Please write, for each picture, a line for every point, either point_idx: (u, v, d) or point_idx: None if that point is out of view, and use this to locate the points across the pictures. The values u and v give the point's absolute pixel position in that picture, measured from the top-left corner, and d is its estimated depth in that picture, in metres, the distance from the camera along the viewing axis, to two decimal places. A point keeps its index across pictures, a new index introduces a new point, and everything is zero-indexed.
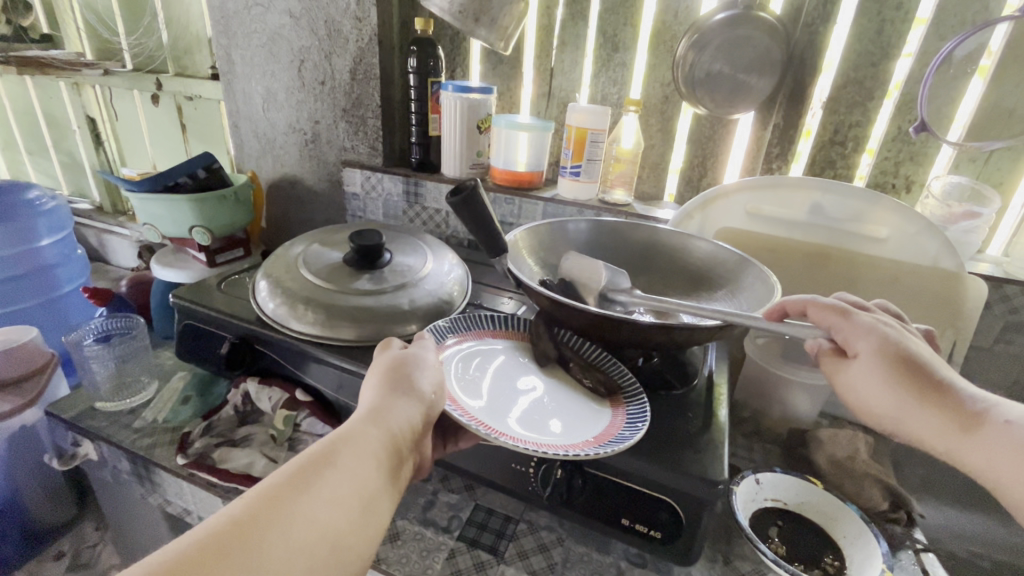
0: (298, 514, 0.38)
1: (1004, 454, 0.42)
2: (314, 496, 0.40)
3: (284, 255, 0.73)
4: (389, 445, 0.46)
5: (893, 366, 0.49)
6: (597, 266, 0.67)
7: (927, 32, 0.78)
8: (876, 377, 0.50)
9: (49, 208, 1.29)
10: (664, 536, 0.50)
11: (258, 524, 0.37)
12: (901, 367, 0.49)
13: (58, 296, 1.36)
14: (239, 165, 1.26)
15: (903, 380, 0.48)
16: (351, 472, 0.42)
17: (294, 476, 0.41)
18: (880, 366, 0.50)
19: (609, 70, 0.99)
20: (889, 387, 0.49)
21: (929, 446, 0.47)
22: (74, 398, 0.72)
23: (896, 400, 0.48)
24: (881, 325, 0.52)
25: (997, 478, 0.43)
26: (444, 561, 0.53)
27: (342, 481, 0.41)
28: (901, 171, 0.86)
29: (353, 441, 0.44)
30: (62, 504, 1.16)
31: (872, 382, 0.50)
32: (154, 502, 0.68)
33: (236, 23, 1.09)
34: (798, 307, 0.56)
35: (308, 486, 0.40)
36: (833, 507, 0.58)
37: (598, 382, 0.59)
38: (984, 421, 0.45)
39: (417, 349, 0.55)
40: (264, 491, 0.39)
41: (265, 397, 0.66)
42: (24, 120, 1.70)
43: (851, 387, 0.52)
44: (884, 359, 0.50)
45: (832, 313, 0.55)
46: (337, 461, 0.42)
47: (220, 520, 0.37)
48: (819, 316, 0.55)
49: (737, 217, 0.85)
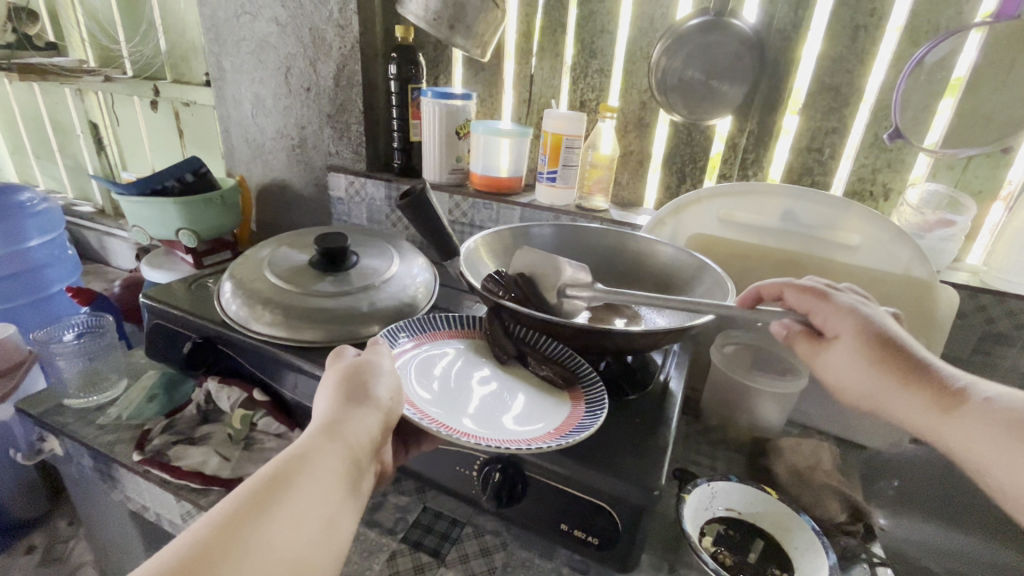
0: (257, 543, 0.36)
1: (976, 432, 0.44)
2: (271, 521, 0.37)
3: (251, 258, 0.75)
4: (349, 459, 0.44)
5: (868, 346, 0.53)
6: (554, 259, 0.66)
7: (901, 37, 0.77)
8: (851, 358, 0.53)
9: (40, 210, 1.35)
10: (602, 542, 0.50)
11: (210, 558, 0.34)
12: (876, 347, 0.52)
13: (47, 296, 1.40)
14: (229, 170, 1.29)
15: (877, 361, 0.52)
16: (311, 492, 0.40)
17: (247, 504, 0.38)
18: (855, 347, 0.53)
19: (587, 78, 0.99)
20: (865, 367, 0.52)
21: (905, 425, 0.50)
22: (45, 395, 0.74)
23: (872, 380, 0.52)
24: (857, 306, 0.55)
25: (972, 455, 0.44)
26: (384, 562, 0.54)
27: (303, 502, 0.39)
28: (878, 178, 0.85)
29: (311, 460, 0.42)
30: (33, 496, 1.21)
31: (847, 365, 0.54)
32: (116, 499, 0.70)
33: (226, 31, 1.12)
34: (773, 291, 0.61)
35: (263, 513, 0.37)
36: (787, 518, 0.57)
37: (556, 373, 0.59)
38: (960, 398, 0.47)
39: (373, 355, 0.54)
40: (212, 526, 0.36)
41: (224, 395, 0.67)
42: (32, 126, 1.76)
43: (831, 368, 0.55)
44: (858, 340, 0.53)
45: (809, 295, 0.58)
46: (296, 481, 0.40)
47: (165, 561, 0.33)
48: (795, 299, 0.59)
49: (710, 223, 0.84)
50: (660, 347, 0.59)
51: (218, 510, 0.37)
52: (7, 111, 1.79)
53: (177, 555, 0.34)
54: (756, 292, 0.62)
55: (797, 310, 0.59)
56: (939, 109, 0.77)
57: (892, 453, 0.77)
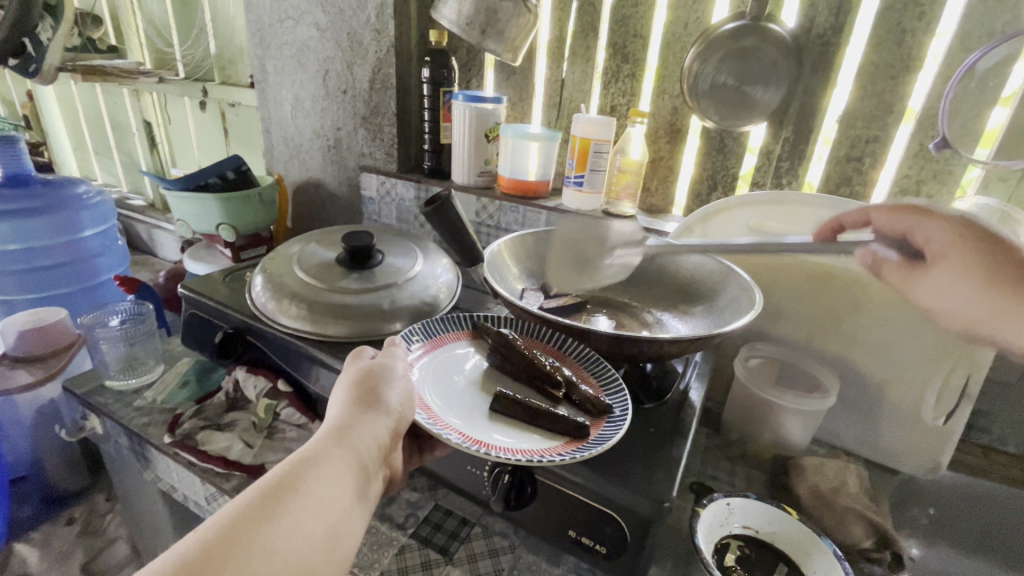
0: (262, 544, 0.36)
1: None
2: (277, 524, 0.38)
3: (282, 253, 0.77)
4: (357, 465, 0.45)
5: (985, 270, 0.48)
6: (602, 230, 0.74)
7: (952, 42, 0.72)
8: (962, 280, 0.50)
9: (95, 203, 1.43)
10: (609, 551, 0.50)
11: (216, 558, 0.35)
12: (994, 269, 0.48)
13: (97, 283, 1.49)
14: (269, 168, 1.34)
15: (998, 287, 0.48)
16: (318, 497, 0.41)
17: (254, 507, 0.38)
18: (968, 270, 0.49)
19: (618, 82, 0.98)
20: (984, 293, 0.49)
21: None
22: (88, 376, 0.80)
23: (993, 307, 0.49)
24: (966, 215, 0.50)
25: None
26: (393, 557, 0.56)
27: (310, 506, 0.40)
28: (923, 190, 0.79)
29: (319, 465, 0.43)
30: (76, 470, 1.28)
31: (961, 291, 0.50)
32: (148, 478, 0.74)
33: (270, 34, 1.16)
34: (855, 217, 0.57)
35: (269, 516, 0.38)
36: (807, 540, 0.55)
37: (585, 398, 0.55)
38: None
39: (386, 358, 0.55)
40: (220, 527, 0.37)
41: (250, 384, 0.70)
42: (92, 123, 1.88)
43: (930, 289, 0.53)
44: (973, 263, 0.49)
45: (905, 215, 0.53)
46: (303, 486, 0.41)
47: (175, 561, 0.34)
48: (887, 221, 0.54)
49: (739, 233, 0.82)
50: (684, 356, 0.58)
51: (227, 512, 0.38)
52: (71, 110, 1.92)
53: (187, 555, 0.35)
54: (833, 222, 0.59)
55: (890, 231, 0.55)
56: (988, 131, 0.72)
57: (929, 480, 0.73)
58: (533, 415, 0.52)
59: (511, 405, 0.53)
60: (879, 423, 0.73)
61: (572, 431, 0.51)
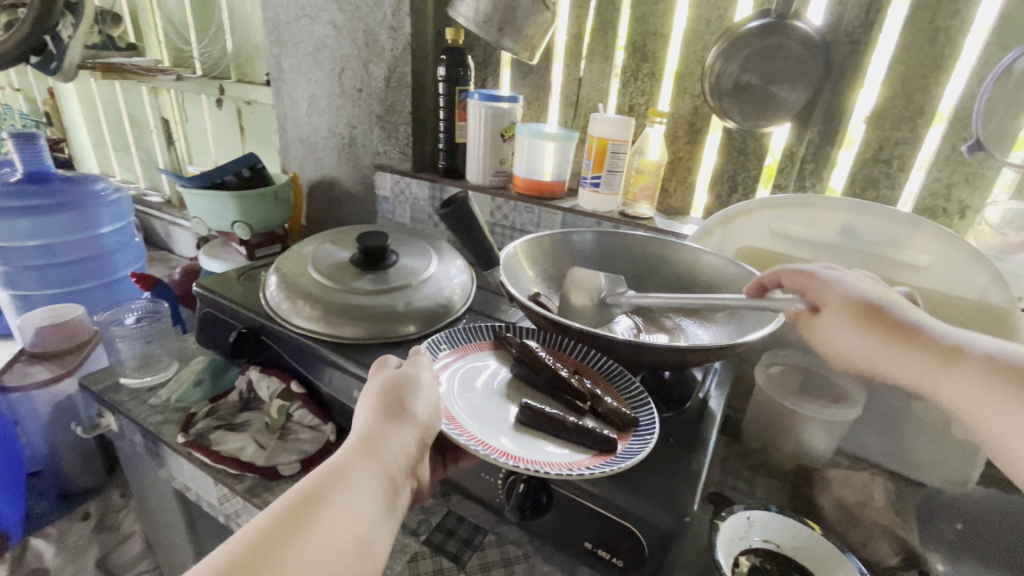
0: (290, 560, 0.36)
1: (975, 385, 0.46)
2: (305, 537, 0.37)
3: (297, 253, 0.77)
4: (385, 476, 0.44)
5: (860, 314, 0.54)
6: (662, 241, 0.75)
7: (988, 40, 0.69)
8: (845, 327, 0.54)
9: (113, 200, 1.44)
10: (625, 565, 0.49)
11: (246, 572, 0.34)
12: (866, 313, 0.53)
13: (114, 280, 1.51)
14: (284, 166, 1.34)
15: (866, 325, 0.53)
16: (347, 510, 0.40)
17: (282, 520, 0.38)
18: (844, 317, 0.54)
19: (637, 81, 0.96)
20: (860, 334, 0.53)
21: (905, 381, 0.51)
22: (104, 373, 0.80)
23: (865, 344, 0.53)
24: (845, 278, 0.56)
25: (972, 416, 0.46)
26: (405, 563, 0.55)
27: (339, 518, 0.39)
28: (954, 194, 0.76)
29: (347, 476, 0.42)
30: (91, 465, 1.29)
31: (842, 331, 0.55)
32: (162, 477, 0.74)
33: (286, 32, 1.16)
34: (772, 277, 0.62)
35: (298, 530, 0.37)
36: (831, 557, 0.53)
37: (612, 410, 0.53)
38: (959, 354, 0.48)
39: (413, 367, 0.53)
40: (250, 540, 0.36)
41: (264, 385, 0.70)
42: (112, 120, 1.90)
43: (824, 336, 0.57)
44: (846, 308, 0.54)
45: (802, 276, 0.59)
46: (330, 498, 0.40)
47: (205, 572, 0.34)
48: (793, 281, 0.60)
49: (761, 236, 0.79)
50: (705, 364, 0.57)
51: (257, 523, 0.37)
52: (90, 107, 1.94)
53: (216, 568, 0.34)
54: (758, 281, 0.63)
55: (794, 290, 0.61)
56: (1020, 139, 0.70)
57: (959, 495, 0.70)
58: (559, 427, 0.51)
59: (538, 417, 0.52)
60: (906, 437, 0.71)
61: (599, 443, 0.49)
